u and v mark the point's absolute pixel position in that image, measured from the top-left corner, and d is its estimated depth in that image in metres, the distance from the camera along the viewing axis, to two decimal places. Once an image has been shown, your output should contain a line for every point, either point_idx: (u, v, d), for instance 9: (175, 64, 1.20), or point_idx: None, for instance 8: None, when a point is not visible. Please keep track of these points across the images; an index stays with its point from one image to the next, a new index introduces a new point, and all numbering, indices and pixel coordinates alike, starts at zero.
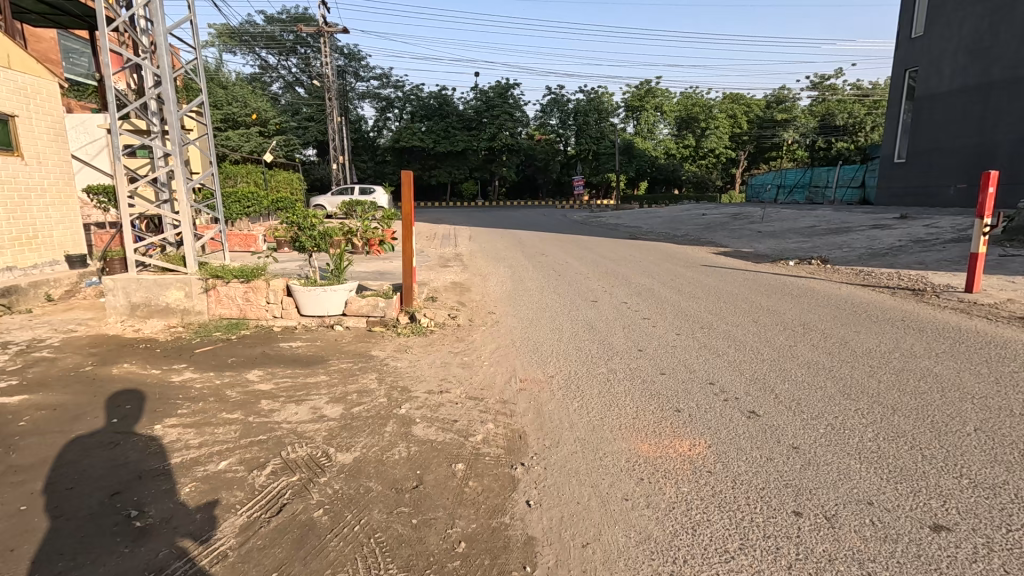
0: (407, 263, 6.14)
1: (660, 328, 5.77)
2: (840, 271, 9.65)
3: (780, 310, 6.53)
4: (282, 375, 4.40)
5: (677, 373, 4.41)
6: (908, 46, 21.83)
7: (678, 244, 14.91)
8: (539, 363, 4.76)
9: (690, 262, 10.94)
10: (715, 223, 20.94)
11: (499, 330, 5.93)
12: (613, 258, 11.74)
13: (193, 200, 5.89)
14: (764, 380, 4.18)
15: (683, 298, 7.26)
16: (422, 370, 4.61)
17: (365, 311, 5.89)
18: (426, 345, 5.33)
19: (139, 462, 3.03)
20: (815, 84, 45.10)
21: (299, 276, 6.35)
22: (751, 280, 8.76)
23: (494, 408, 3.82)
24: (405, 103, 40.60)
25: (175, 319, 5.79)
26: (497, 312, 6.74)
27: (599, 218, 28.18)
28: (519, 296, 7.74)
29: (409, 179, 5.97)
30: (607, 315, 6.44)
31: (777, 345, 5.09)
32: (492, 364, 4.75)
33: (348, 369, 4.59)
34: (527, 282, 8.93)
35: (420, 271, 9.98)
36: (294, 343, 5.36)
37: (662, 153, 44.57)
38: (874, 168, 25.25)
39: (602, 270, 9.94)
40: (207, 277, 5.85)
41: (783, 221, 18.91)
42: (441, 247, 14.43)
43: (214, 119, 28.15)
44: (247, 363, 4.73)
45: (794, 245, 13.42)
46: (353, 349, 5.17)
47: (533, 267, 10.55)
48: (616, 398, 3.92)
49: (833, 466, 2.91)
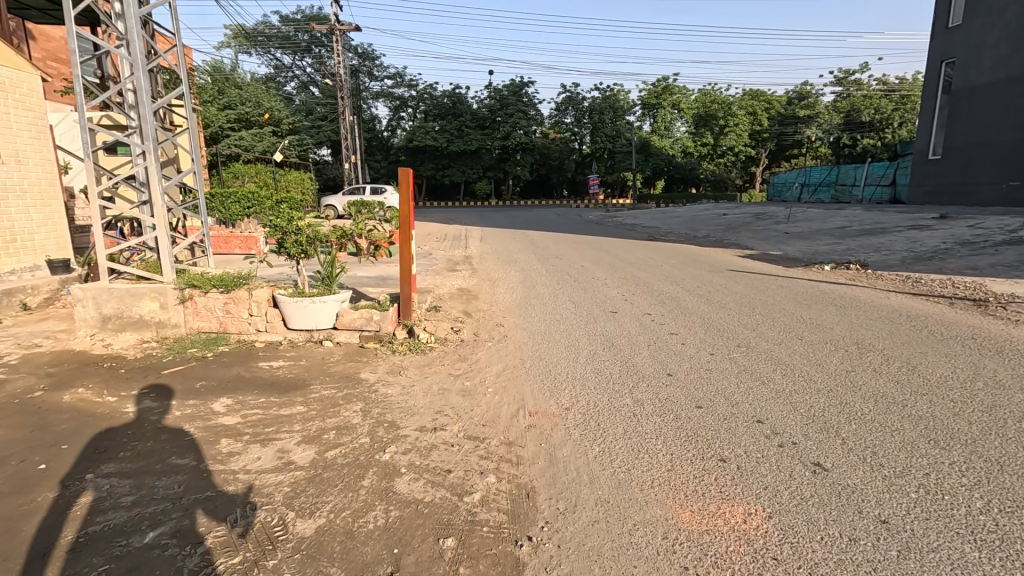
0: (405, 270, 5.49)
1: (691, 347, 5.05)
2: (884, 278, 8.82)
3: (826, 323, 5.77)
4: (253, 405, 3.79)
5: (716, 407, 3.70)
6: (945, 36, 20.67)
7: (701, 246, 14.07)
8: (552, 391, 4.08)
9: (715, 266, 10.16)
10: (738, 223, 20.02)
11: (506, 347, 5.27)
12: (632, 261, 11.00)
13: (167, 201, 5.36)
14: (824, 419, 3.45)
15: (713, 308, 6.53)
16: (415, 399, 3.96)
17: (358, 325, 5.30)
18: (424, 365, 4.69)
19: (51, 530, 2.42)
20: (839, 79, 43.62)
21: (286, 284, 5.75)
22: (785, 287, 7.98)
23: (497, 453, 3.17)
24: (418, 102, 40.14)
25: (149, 333, 5.24)
26: (506, 325, 6.07)
27: (615, 218, 27.34)
28: (530, 306, 7.06)
29: (407, 176, 5.34)
30: (629, 330, 5.73)
31: (830, 370, 4.36)
32: (498, 392, 4.09)
33: (330, 396, 3.96)
34: (539, 289, 8.28)
35: (426, 275, 9.37)
36: (275, 363, 4.76)
37: (679, 152, 43.51)
38: (906, 165, 24.04)
39: (621, 275, 9.21)
40: (184, 287, 5.28)
41: (811, 222, 17.97)
42: (450, 249, 13.86)
43: (227, 119, 27.96)
44: (218, 388, 4.14)
45: (826, 248, 12.55)
46: (341, 370, 4.54)
47: (547, 272, 9.87)
48: (645, 442, 3.23)
49: (942, 554, 2.20)
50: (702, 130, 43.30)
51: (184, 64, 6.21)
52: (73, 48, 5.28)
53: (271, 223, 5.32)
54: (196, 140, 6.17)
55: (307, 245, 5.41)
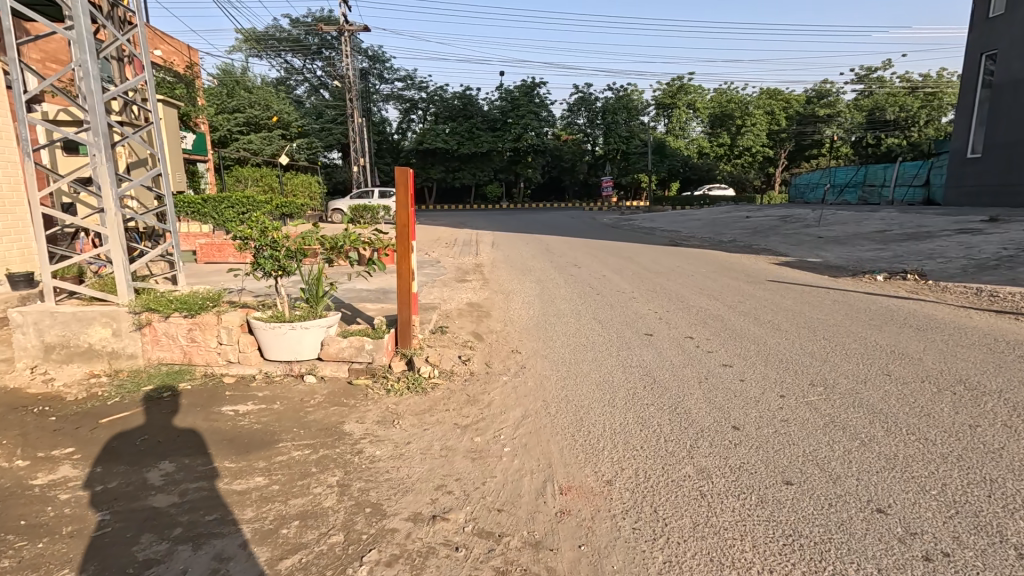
0: (405, 289, 4.61)
1: (754, 387, 4.09)
2: (951, 290, 7.77)
3: (911, 352, 4.77)
4: (198, 477, 2.90)
5: (814, 485, 2.75)
6: (985, 27, 19.40)
7: (731, 252, 13.05)
8: (587, 455, 3.16)
9: (754, 276, 9.14)
10: (765, 226, 18.93)
11: (526, 384, 4.36)
12: (658, 270, 10.04)
13: (120, 208, 4.50)
14: (977, 512, 2.48)
15: (766, 332, 5.56)
16: (410, 466, 3.04)
17: (346, 356, 4.43)
18: (425, 411, 3.79)
19: None
20: (861, 77, 42.24)
21: (266, 305, 4.88)
22: (841, 302, 6.97)
23: (519, 566, 2.25)
24: (428, 104, 39.30)
25: (100, 365, 4.41)
26: (524, 352, 5.16)
27: (631, 221, 26.29)
28: (551, 326, 6.13)
29: (406, 175, 4.46)
30: (672, 361, 4.77)
31: (947, 423, 3.38)
32: (516, 456, 3.17)
33: (300, 462, 3.06)
34: (559, 304, 7.34)
35: (432, 287, 8.50)
36: (243, 406, 3.88)
37: (694, 152, 42.44)
38: (940, 164, 22.77)
39: (649, 287, 8.25)
40: (140, 309, 4.41)
41: (844, 225, 16.85)
42: (460, 256, 12.99)
43: (236, 122, 27.39)
44: (162, 446, 3.26)
45: (870, 255, 11.47)
46: (321, 419, 3.65)
47: (566, 283, 8.93)
48: (729, 550, 2.31)
49: None
50: (719, 130, 42.05)
51: (145, 48, 5.41)
52: (8, 26, 4.44)
53: (240, 233, 4.40)
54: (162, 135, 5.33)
55: (287, 258, 4.52)
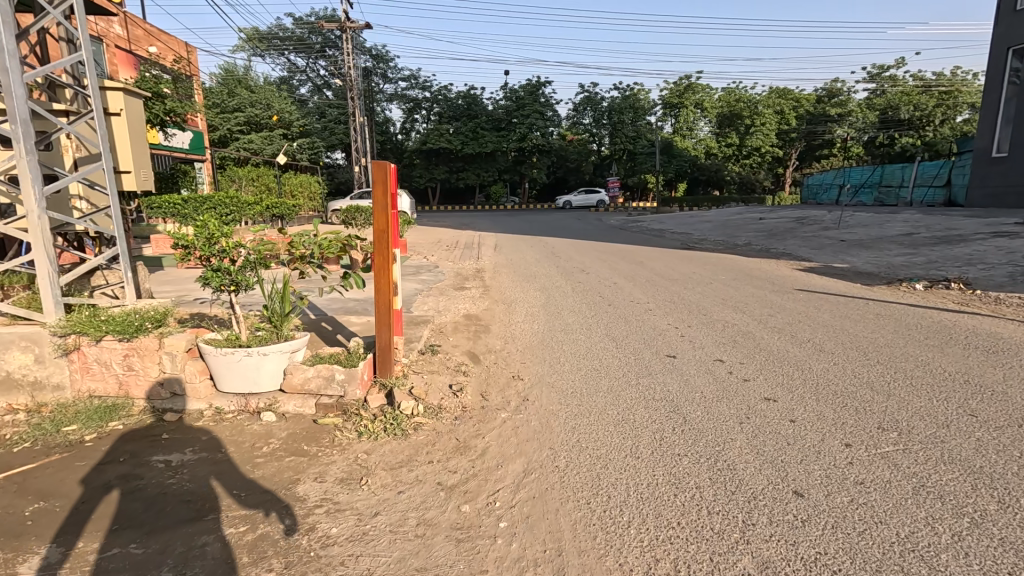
0: (384, 307, 3.88)
1: (810, 431, 3.33)
2: (1004, 301, 6.97)
3: (990, 384, 3.99)
4: (85, 574, 2.17)
5: None
6: (1012, 20, 18.46)
7: (750, 256, 12.24)
8: (611, 539, 2.39)
9: (780, 285, 8.33)
10: (781, 228, 18.11)
11: (530, 424, 3.61)
12: (674, 277, 9.26)
13: (40, 209, 3.78)
14: None
15: (810, 355, 4.78)
16: (374, 555, 2.30)
17: (313, 388, 3.72)
18: (404, 464, 3.05)
19: None
20: (873, 75, 41.21)
21: (219, 325, 4.14)
22: (884, 316, 6.19)
23: None
24: (432, 104, 38.55)
25: (20, 399, 3.69)
26: (526, 379, 4.42)
27: (639, 223, 25.51)
28: (558, 344, 5.37)
29: (383, 169, 3.73)
30: (703, 393, 4.01)
31: None
32: (515, 538, 2.41)
33: (229, 549, 2.32)
34: (567, 316, 6.59)
35: (428, 297, 7.77)
36: (180, 455, 3.15)
37: (702, 153, 41.49)
38: (962, 164, 21.86)
39: (664, 297, 7.48)
40: (67, 332, 3.70)
41: (866, 227, 16.02)
42: (461, 259, 12.26)
43: (237, 122, 26.81)
44: (56, 521, 2.53)
45: (900, 261, 10.67)
46: (272, 476, 2.93)
47: (573, 291, 8.17)
48: None
49: None
50: (727, 130, 41.13)
51: (81, 22, 4.63)
52: None
53: (181, 241, 3.57)
54: (104, 124, 4.55)
55: (242, 271, 3.79)
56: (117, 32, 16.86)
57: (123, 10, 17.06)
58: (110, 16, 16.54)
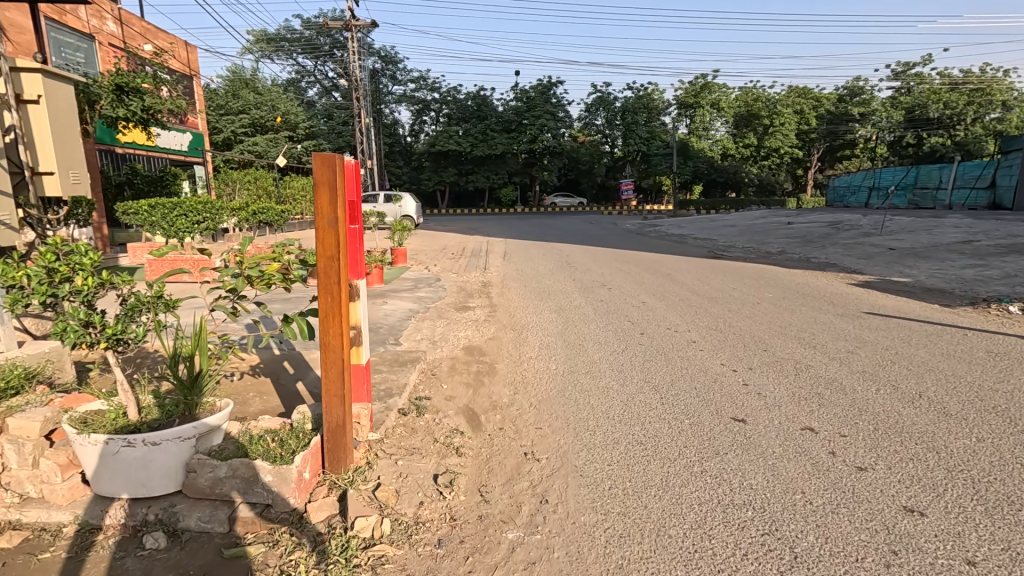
0: (332, 369, 2.63)
1: None
2: None
3: None
4: None
5: None
6: None
7: (790, 268, 10.87)
8: None
9: (843, 307, 6.99)
10: (814, 234, 16.71)
11: (552, 559, 2.33)
12: (713, 294, 7.94)
13: None
14: None
15: (934, 423, 3.46)
16: None
17: (229, 492, 2.50)
18: None
19: None
20: (898, 73, 39.46)
21: (102, 393, 2.90)
22: (999, 354, 4.85)
23: None
24: (442, 105, 37.31)
25: None
26: (543, 459, 3.17)
27: (656, 227, 24.07)
28: (583, 396, 4.10)
29: (331, 167, 2.50)
30: (812, 499, 2.70)
31: None
32: None
33: None
34: (592, 349, 5.33)
35: (423, 321, 6.54)
36: None
37: (719, 154, 39.89)
38: (1008, 164, 20.36)
39: (708, 324, 6.14)
40: None
41: (913, 232, 14.60)
42: (466, 270, 11.05)
43: (241, 124, 25.96)
44: None
45: (969, 274, 9.26)
46: None
47: (595, 313, 6.90)
48: None
49: None
50: (745, 130, 39.49)
51: None
52: None
53: (11, 279, 2.38)
54: None
55: (126, 318, 2.55)
56: (111, 30, 15.89)
57: (116, 5, 16.10)
58: (103, 11, 15.59)
